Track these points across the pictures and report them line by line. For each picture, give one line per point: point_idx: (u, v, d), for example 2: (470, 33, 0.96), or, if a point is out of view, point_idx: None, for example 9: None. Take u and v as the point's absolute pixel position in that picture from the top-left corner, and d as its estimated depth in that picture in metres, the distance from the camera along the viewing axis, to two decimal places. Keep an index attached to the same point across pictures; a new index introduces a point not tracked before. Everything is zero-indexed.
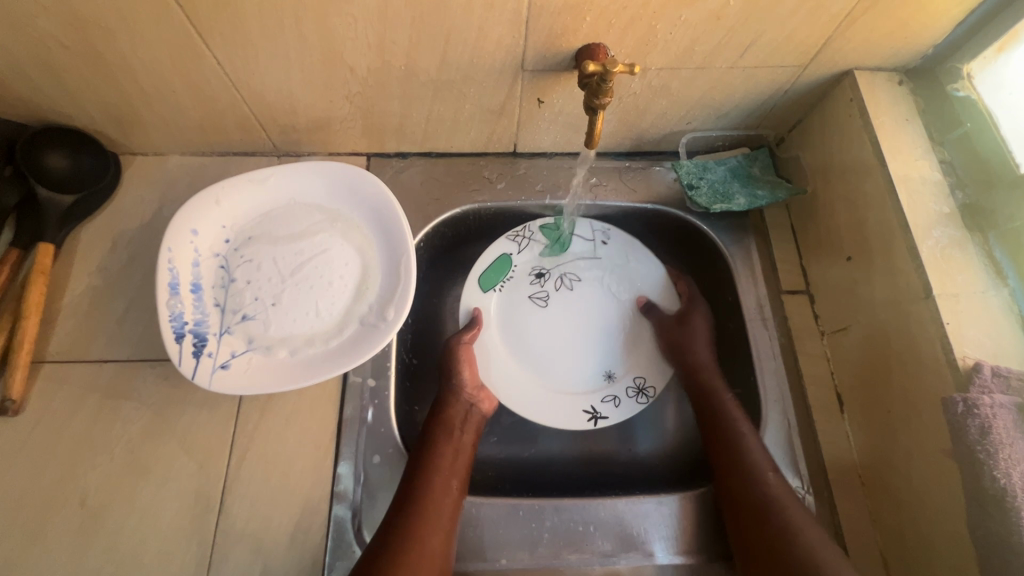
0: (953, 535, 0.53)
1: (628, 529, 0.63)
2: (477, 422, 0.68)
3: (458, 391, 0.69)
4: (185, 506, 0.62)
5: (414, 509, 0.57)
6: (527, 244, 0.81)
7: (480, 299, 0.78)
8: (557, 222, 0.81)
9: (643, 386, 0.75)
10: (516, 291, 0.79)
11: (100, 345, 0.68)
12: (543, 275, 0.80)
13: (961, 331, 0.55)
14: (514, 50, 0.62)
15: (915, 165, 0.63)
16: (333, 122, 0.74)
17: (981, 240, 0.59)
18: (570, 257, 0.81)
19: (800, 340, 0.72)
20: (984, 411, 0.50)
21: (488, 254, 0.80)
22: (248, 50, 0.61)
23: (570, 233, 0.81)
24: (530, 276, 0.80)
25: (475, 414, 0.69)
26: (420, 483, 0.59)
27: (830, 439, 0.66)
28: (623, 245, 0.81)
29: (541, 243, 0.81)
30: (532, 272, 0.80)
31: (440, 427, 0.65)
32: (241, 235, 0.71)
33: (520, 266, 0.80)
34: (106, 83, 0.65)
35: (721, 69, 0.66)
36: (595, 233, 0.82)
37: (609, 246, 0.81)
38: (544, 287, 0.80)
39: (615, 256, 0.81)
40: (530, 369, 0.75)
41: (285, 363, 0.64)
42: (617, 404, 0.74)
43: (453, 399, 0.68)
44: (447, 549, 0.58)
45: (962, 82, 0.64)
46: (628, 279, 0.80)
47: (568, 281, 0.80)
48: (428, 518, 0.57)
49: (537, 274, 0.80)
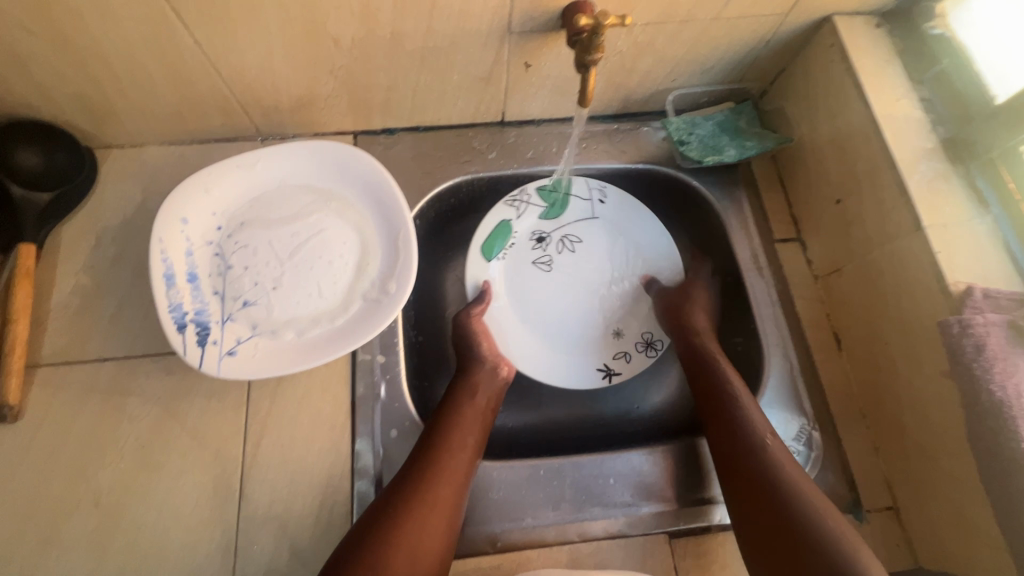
0: (954, 452, 0.56)
1: (647, 478, 0.65)
2: (499, 392, 0.69)
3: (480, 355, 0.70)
4: (204, 495, 0.61)
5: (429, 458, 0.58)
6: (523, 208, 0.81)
7: (485, 272, 0.79)
8: (553, 183, 0.81)
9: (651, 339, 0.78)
10: (517, 258, 0.80)
11: (96, 344, 0.66)
12: (544, 240, 0.81)
13: (953, 259, 0.57)
14: (501, 11, 0.61)
15: (898, 105, 0.65)
16: (317, 99, 0.72)
17: (964, 171, 0.61)
18: (568, 219, 0.82)
19: (795, 285, 0.74)
20: (979, 330, 0.52)
21: (486, 224, 0.80)
22: (227, 26, 0.59)
23: (567, 193, 0.81)
24: (531, 240, 0.81)
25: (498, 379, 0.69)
26: (441, 443, 0.59)
27: (830, 375, 0.69)
28: (621, 202, 0.81)
29: (539, 207, 0.81)
30: (532, 237, 0.81)
31: (464, 392, 0.66)
32: (234, 220, 0.69)
33: (519, 231, 0.81)
34: (78, 71, 0.62)
35: (706, 21, 0.66)
36: (592, 190, 0.82)
37: (608, 203, 0.82)
38: (545, 252, 0.81)
39: (612, 214, 0.82)
40: (540, 335, 0.78)
41: (292, 346, 0.63)
42: (628, 360, 0.77)
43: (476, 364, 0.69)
44: (459, 506, 0.57)
45: (937, 21, 0.66)
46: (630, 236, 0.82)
47: (572, 240, 0.81)
48: (445, 476, 0.57)
49: (538, 239, 0.81)
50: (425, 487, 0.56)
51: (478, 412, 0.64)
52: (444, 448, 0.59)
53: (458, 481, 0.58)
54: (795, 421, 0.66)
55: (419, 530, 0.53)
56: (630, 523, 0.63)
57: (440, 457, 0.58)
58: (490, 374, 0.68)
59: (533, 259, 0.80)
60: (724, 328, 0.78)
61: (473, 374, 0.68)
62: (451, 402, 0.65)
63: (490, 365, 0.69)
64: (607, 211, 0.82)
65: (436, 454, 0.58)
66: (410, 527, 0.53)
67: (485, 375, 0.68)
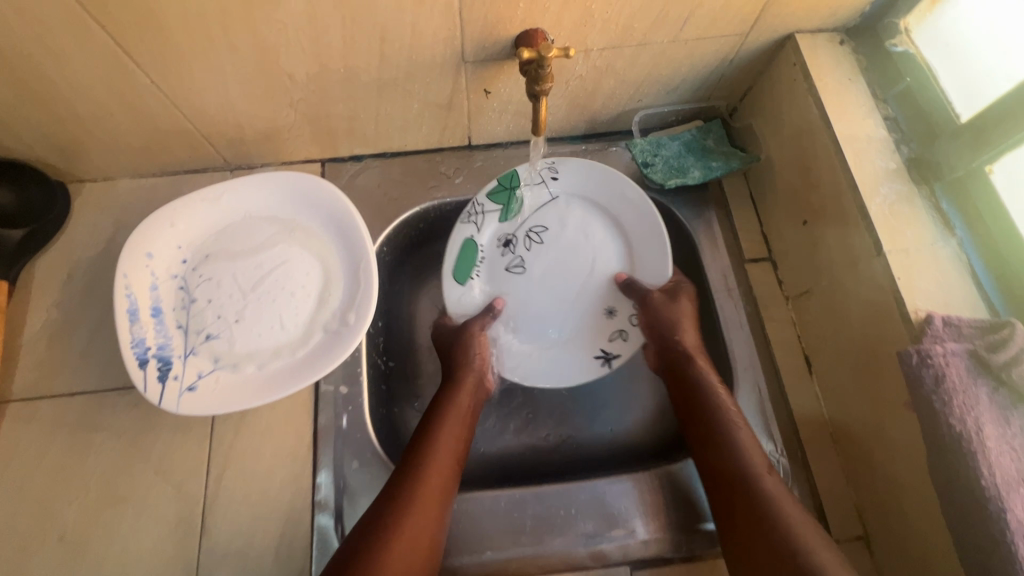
0: (917, 484, 0.54)
1: (610, 508, 0.64)
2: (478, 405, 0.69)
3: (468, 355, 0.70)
4: (167, 529, 0.62)
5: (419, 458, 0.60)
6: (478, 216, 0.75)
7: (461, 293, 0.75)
8: (497, 183, 0.75)
9: None
10: (490, 269, 0.76)
11: (64, 379, 0.67)
12: (510, 241, 0.76)
13: (913, 285, 0.55)
14: (452, 43, 0.61)
15: (861, 124, 0.63)
16: (281, 131, 0.72)
17: (929, 193, 0.60)
18: (527, 210, 0.76)
19: (765, 307, 0.73)
20: (937, 360, 0.51)
21: (450, 245, 0.75)
22: (180, 66, 0.60)
23: (515, 185, 0.75)
24: (498, 247, 0.76)
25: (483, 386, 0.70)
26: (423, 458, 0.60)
27: (799, 400, 0.67)
28: (574, 169, 0.75)
29: (496, 210, 0.75)
30: (499, 242, 0.76)
31: (448, 404, 0.66)
32: (199, 253, 0.70)
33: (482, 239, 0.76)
34: (41, 112, 0.64)
35: (663, 44, 0.66)
36: (542, 171, 0.75)
37: (562, 176, 0.75)
38: (515, 254, 0.76)
39: (571, 183, 0.76)
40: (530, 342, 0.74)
41: (253, 379, 0.64)
42: (627, 338, 0.73)
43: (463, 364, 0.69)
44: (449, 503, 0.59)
45: (900, 38, 0.64)
46: (600, 204, 0.76)
47: (537, 228, 0.76)
48: (429, 491, 0.58)
49: (505, 243, 0.76)
50: (408, 502, 0.56)
51: (462, 424, 0.65)
52: (427, 463, 0.59)
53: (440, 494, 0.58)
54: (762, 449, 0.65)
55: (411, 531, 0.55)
56: (591, 555, 0.62)
57: (422, 470, 0.59)
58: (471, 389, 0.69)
59: (505, 267, 0.76)
60: None
61: (456, 387, 0.68)
62: (434, 415, 0.65)
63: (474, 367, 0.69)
64: (569, 193, 0.76)
65: (419, 469, 0.59)
66: (395, 544, 0.54)
67: (468, 390, 0.68)
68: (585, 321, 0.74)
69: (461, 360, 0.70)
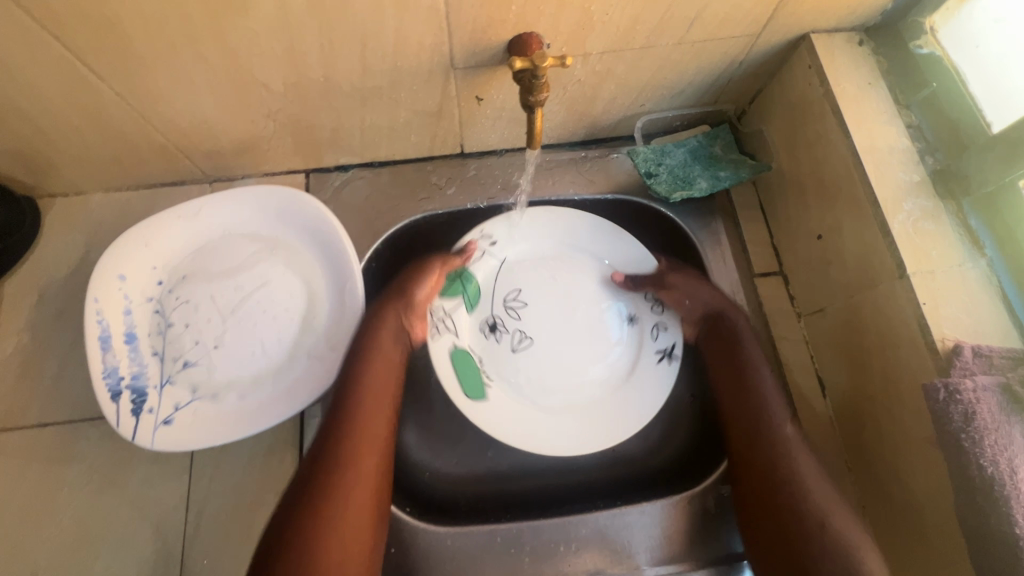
0: (942, 525, 0.51)
1: (613, 543, 0.61)
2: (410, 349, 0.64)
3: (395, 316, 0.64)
4: (145, 570, 0.58)
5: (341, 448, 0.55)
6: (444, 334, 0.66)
7: (481, 403, 0.63)
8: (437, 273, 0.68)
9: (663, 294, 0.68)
10: (494, 358, 0.65)
11: (35, 409, 0.64)
12: (494, 325, 0.67)
13: (939, 311, 0.51)
14: (440, 49, 0.57)
15: (882, 133, 0.59)
16: (260, 142, 0.68)
17: (955, 209, 0.56)
18: (489, 283, 0.69)
19: (776, 326, 0.68)
20: (967, 396, 0.47)
21: (442, 370, 0.64)
22: (146, 78, 0.56)
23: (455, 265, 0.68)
24: (486, 332, 0.66)
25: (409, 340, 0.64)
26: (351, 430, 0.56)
27: (813, 425, 0.64)
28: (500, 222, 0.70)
29: (456, 301, 0.67)
30: (484, 326, 0.67)
31: (363, 366, 0.59)
32: (175, 274, 0.66)
33: (462, 340, 0.66)
34: (1, 127, 0.59)
35: (668, 47, 0.61)
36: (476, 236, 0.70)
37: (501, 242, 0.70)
38: (507, 334, 0.66)
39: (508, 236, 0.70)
40: (582, 413, 0.64)
41: (233, 411, 0.60)
42: (665, 329, 0.67)
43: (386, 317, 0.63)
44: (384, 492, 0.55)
45: (925, 39, 0.59)
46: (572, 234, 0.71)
47: (509, 295, 0.68)
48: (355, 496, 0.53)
49: (490, 326, 0.67)
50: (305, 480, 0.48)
51: (384, 389, 0.59)
52: (355, 427, 0.56)
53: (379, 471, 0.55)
54: None
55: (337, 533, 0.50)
56: None
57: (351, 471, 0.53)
58: (395, 332, 0.63)
59: (507, 347, 0.66)
60: None
61: (373, 340, 0.61)
62: (352, 377, 0.59)
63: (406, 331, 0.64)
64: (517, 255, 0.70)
65: (352, 435, 0.55)
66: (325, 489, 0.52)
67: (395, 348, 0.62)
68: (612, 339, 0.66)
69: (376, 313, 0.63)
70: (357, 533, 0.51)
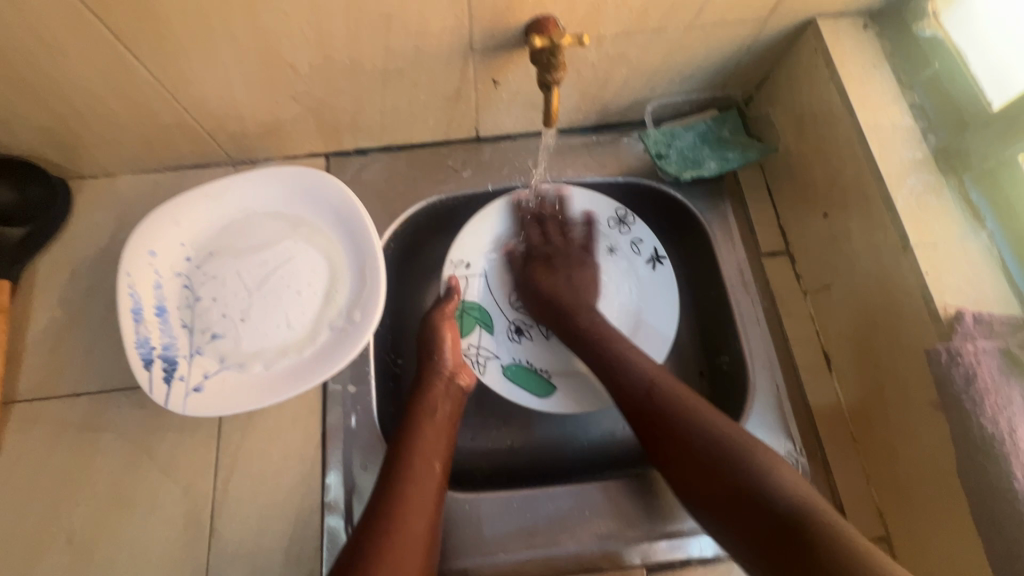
0: (945, 484, 0.53)
1: (624, 510, 0.63)
2: (461, 402, 0.66)
3: (442, 374, 0.65)
4: (176, 531, 0.61)
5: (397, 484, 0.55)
6: (488, 363, 0.72)
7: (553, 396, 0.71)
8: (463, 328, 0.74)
9: (624, 216, 0.76)
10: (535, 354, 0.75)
11: (69, 379, 0.66)
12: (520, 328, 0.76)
13: (942, 280, 0.53)
14: (460, 31, 0.59)
15: (886, 112, 0.61)
16: (283, 124, 0.70)
17: (956, 183, 0.58)
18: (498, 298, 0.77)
19: (783, 302, 0.70)
20: (968, 359, 0.49)
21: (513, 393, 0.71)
22: (180, 58, 0.58)
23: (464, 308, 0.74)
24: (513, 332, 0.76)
25: (457, 392, 0.65)
26: (405, 471, 0.56)
27: (819, 397, 0.66)
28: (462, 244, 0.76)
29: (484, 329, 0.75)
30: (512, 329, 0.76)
31: (421, 416, 0.61)
32: (202, 251, 0.68)
33: (506, 358, 0.73)
34: (39, 107, 0.62)
35: (679, 30, 0.63)
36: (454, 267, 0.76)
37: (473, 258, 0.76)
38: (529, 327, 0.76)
39: (475, 254, 0.77)
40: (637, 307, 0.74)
41: (260, 379, 0.63)
42: (637, 242, 0.76)
43: (434, 380, 0.64)
44: (433, 541, 0.55)
45: (927, 22, 0.62)
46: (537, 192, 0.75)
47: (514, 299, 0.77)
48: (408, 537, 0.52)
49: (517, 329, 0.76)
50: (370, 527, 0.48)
51: (439, 437, 0.61)
52: (410, 474, 0.56)
53: (430, 507, 0.55)
54: (781, 447, 0.63)
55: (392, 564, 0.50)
56: (605, 557, 0.61)
57: (405, 509, 0.54)
58: (447, 386, 0.65)
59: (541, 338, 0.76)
60: (711, 346, 0.74)
61: (428, 390, 0.64)
62: (407, 427, 0.60)
63: (451, 377, 0.65)
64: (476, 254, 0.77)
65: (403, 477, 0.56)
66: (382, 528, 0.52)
67: (445, 403, 0.63)
68: (641, 274, 0.75)
69: (432, 359, 0.66)
70: (411, 559, 0.51)
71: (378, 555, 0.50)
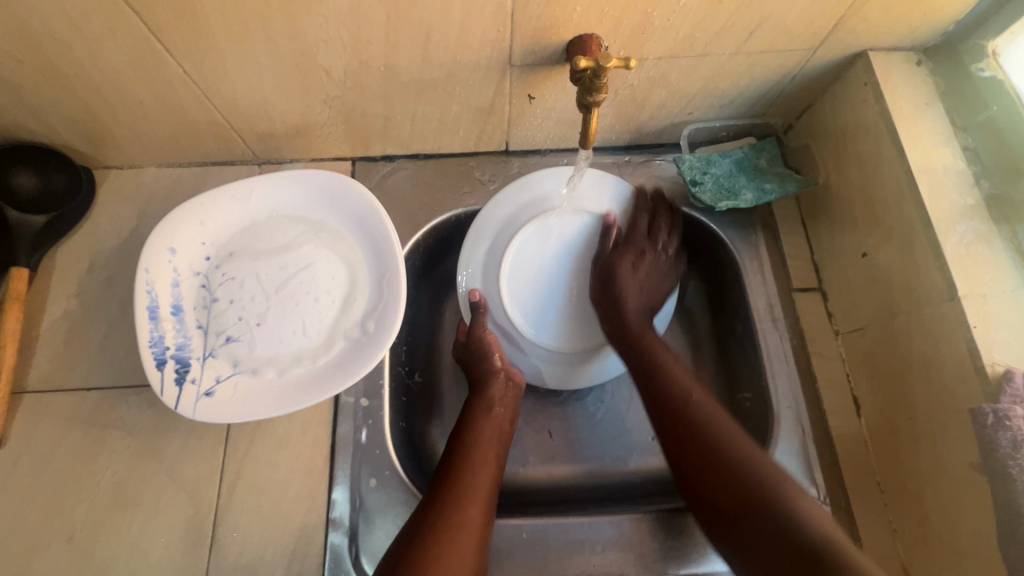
0: (982, 553, 0.50)
1: (637, 548, 0.61)
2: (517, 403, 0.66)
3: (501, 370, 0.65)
4: (178, 536, 0.59)
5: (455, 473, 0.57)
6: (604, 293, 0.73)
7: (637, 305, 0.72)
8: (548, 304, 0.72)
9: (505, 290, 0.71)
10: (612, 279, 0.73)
11: (80, 373, 0.65)
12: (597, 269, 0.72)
13: (990, 336, 0.51)
14: (500, 46, 0.58)
15: (937, 154, 0.58)
16: (313, 127, 0.69)
17: (1009, 233, 0.55)
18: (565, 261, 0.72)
19: (814, 341, 0.67)
20: (1017, 423, 0.47)
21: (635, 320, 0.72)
22: (215, 57, 0.57)
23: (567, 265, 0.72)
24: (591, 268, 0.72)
25: (513, 392, 0.66)
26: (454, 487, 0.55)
27: (847, 445, 0.62)
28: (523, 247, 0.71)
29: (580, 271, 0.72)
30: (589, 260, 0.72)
31: (477, 412, 0.62)
32: (222, 250, 0.67)
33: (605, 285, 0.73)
34: (70, 97, 0.61)
35: (724, 56, 0.61)
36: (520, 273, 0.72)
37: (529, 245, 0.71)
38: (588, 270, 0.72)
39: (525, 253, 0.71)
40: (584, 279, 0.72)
41: (273, 386, 0.62)
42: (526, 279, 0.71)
43: (492, 376, 0.65)
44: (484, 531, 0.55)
45: (986, 62, 0.59)
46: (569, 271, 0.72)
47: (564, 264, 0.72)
48: (462, 526, 0.53)
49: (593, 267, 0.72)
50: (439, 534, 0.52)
51: (492, 433, 0.61)
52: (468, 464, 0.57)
53: (484, 498, 0.56)
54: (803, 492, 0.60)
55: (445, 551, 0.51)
56: None
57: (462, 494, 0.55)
58: (504, 385, 0.65)
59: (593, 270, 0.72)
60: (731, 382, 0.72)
61: (488, 387, 0.64)
62: (464, 425, 0.62)
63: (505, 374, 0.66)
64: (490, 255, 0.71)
65: (460, 466, 0.57)
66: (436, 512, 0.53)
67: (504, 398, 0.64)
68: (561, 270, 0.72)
69: (486, 358, 0.66)
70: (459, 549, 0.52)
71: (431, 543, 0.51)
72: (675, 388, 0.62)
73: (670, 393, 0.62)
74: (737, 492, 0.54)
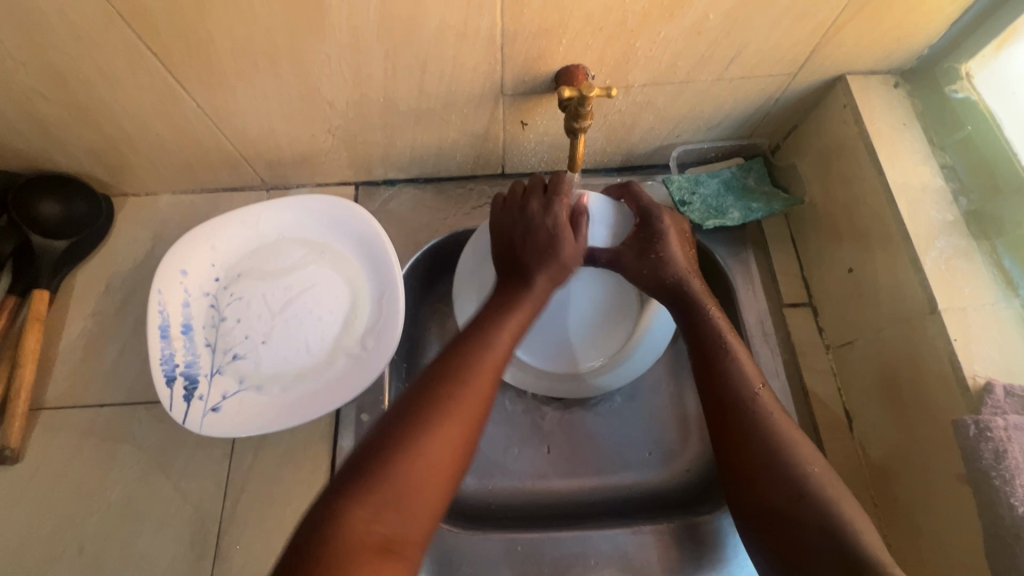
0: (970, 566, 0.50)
1: (631, 561, 0.61)
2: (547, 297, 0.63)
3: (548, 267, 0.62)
4: (183, 548, 0.61)
5: (458, 364, 0.51)
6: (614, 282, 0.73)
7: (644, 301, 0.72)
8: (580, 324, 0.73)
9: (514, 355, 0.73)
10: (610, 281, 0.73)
11: (94, 390, 0.69)
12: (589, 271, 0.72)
13: (970, 349, 0.52)
14: (492, 77, 0.61)
15: (915, 173, 0.60)
16: (318, 154, 0.73)
17: (988, 248, 0.57)
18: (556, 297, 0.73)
19: (804, 355, 0.68)
20: (998, 434, 0.48)
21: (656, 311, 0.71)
22: (226, 92, 0.61)
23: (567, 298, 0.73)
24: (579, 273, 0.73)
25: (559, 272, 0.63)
26: (441, 403, 0.48)
27: (839, 458, 0.63)
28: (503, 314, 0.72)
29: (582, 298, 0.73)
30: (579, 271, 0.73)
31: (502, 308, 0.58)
32: (231, 272, 0.70)
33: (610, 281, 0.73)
34: (91, 130, 0.65)
35: (707, 82, 0.64)
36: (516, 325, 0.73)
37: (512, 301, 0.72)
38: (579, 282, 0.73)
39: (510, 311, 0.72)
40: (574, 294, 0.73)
41: (277, 402, 0.64)
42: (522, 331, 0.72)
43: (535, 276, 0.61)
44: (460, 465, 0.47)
45: (960, 84, 0.61)
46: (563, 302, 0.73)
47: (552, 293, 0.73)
48: (444, 427, 0.47)
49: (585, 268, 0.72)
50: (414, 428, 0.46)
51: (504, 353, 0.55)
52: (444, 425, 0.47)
53: (469, 421, 0.48)
54: None
55: (419, 425, 0.46)
56: None
57: (456, 381, 0.50)
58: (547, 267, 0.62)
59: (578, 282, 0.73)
60: None
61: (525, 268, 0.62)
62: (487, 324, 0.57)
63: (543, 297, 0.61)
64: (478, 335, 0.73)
65: (459, 367, 0.51)
66: (414, 394, 0.49)
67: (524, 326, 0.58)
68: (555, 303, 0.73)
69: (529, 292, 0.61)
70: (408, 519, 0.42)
71: (405, 431, 0.46)
72: (734, 387, 0.58)
73: (728, 392, 0.58)
74: (789, 493, 0.51)
